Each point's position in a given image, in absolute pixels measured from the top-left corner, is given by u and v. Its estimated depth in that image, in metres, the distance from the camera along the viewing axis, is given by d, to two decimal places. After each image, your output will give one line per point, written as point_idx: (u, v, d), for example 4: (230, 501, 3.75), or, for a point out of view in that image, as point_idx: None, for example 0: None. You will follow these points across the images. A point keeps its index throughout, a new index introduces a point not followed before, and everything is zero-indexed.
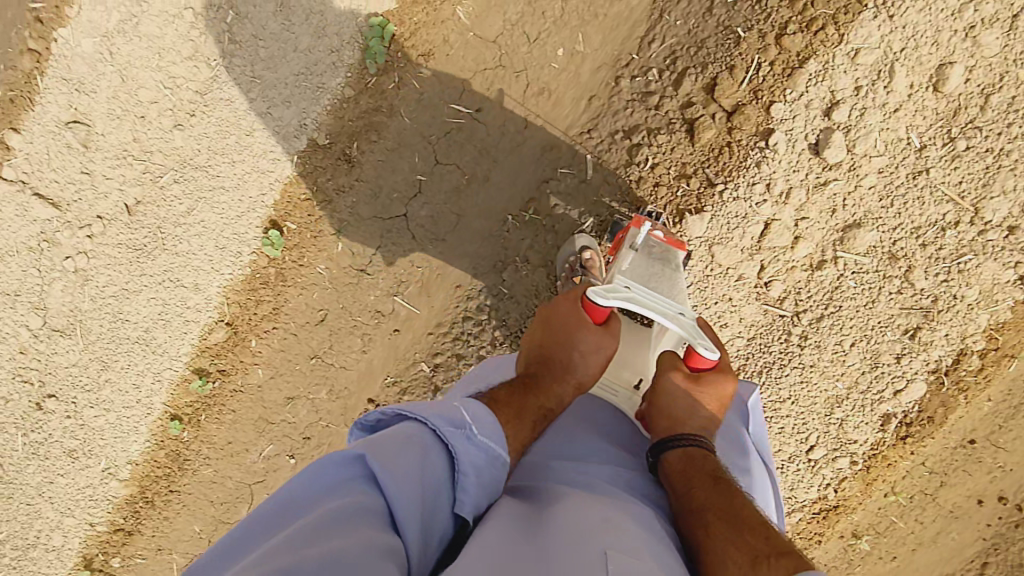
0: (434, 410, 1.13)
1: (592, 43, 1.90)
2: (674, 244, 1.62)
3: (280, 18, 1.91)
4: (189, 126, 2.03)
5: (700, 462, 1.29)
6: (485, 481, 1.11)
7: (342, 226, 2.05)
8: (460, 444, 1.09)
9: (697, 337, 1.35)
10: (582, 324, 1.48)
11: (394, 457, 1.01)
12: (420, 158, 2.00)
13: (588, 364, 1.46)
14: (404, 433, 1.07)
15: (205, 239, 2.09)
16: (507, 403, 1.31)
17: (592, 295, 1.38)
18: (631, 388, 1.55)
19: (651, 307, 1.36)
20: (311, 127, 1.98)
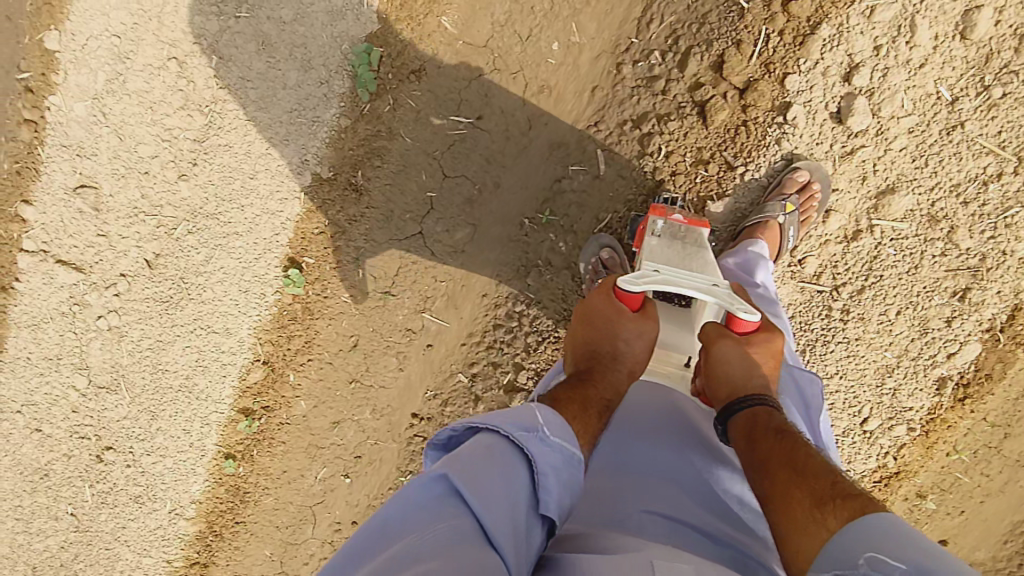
0: (509, 417, 1.05)
1: (587, 32, 1.81)
2: (697, 222, 1.49)
3: (264, 57, 1.88)
4: (193, 175, 2.01)
5: (765, 418, 1.18)
6: (567, 481, 1.03)
7: (360, 253, 2.03)
8: (535, 446, 1.02)
9: (737, 303, 1.23)
10: (619, 313, 1.33)
11: (475, 473, 0.96)
12: (427, 175, 1.95)
13: (636, 351, 1.33)
14: (480, 443, 1.01)
15: (228, 284, 2.09)
16: (571, 398, 1.21)
17: (623, 284, 1.28)
18: (682, 367, 1.43)
19: (685, 283, 1.25)
20: (312, 161, 1.95)
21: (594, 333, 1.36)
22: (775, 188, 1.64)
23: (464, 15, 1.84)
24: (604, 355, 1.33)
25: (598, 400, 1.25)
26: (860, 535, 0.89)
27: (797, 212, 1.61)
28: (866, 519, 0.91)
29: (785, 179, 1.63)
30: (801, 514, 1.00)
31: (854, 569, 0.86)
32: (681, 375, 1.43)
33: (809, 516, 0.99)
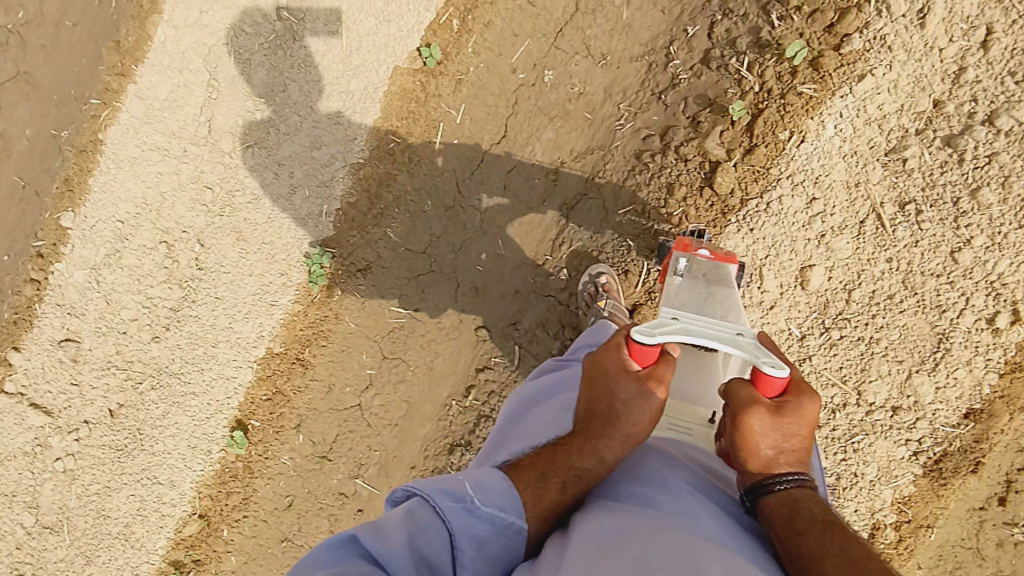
0: (440, 484, 1.15)
1: (511, 246, 2.15)
2: (723, 258, 1.57)
3: (238, 249, 2.18)
4: (164, 338, 2.29)
5: (805, 505, 1.10)
6: (491, 553, 1.12)
7: (301, 420, 2.26)
8: (459, 520, 1.10)
9: (762, 357, 1.13)
10: (619, 368, 1.23)
11: (391, 533, 1.07)
12: (367, 355, 2.22)
13: (633, 417, 1.22)
14: (406, 512, 1.13)
15: (179, 439, 2.28)
16: (531, 466, 1.22)
17: (637, 335, 1.19)
18: (706, 422, 1.33)
19: (705, 334, 1.17)
20: (267, 337, 2.20)
21: (593, 390, 1.28)
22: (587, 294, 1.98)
23: (406, 229, 2.15)
24: (599, 419, 1.24)
25: (566, 469, 1.20)
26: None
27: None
28: None
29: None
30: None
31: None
32: (704, 430, 1.32)
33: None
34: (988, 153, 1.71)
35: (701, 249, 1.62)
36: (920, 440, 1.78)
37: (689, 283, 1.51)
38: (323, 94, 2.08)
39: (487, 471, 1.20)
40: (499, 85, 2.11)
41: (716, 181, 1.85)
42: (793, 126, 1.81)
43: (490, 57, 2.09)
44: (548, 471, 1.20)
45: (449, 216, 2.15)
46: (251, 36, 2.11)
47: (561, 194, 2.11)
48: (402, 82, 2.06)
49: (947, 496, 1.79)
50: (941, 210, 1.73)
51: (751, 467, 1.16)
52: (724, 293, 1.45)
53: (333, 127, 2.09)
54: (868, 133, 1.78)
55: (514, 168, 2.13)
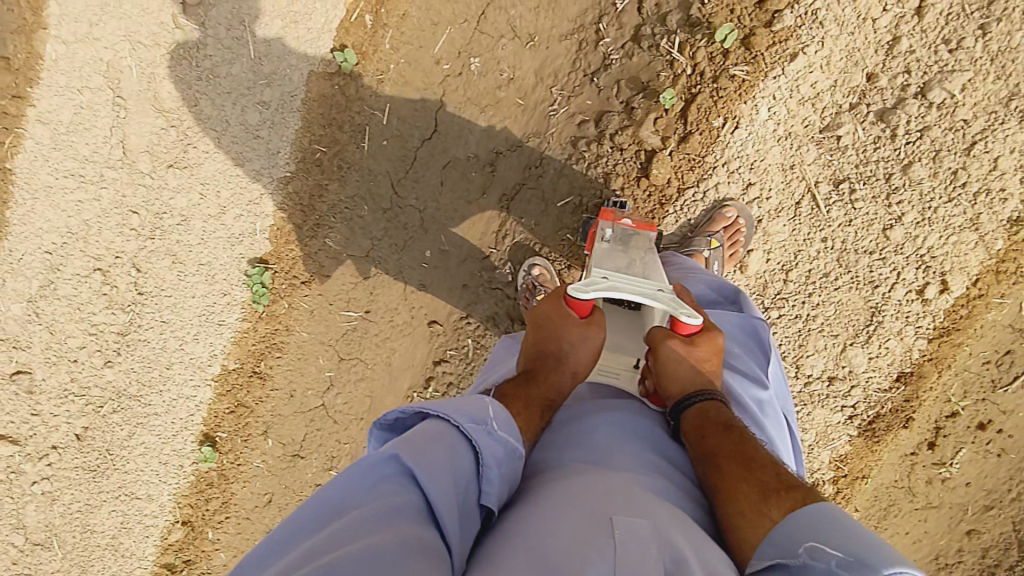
0: (458, 405, 1.03)
1: (455, 240, 2.11)
2: (645, 226, 1.46)
3: (176, 272, 2.13)
4: (117, 362, 2.25)
5: (714, 413, 1.18)
6: (509, 475, 1.02)
7: (267, 426, 2.27)
8: (483, 439, 0.99)
9: (680, 306, 1.20)
10: (562, 316, 1.28)
11: (427, 448, 0.93)
12: (325, 359, 2.22)
13: (580, 355, 1.27)
14: (433, 425, 0.98)
15: (150, 456, 2.32)
16: (516, 395, 1.18)
17: (573, 291, 1.25)
18: (630, 368, 1.36)
19: (630, 289, 1.23)
20: (220, 355, 2.20)
21: (537, 333, 1.31)
22: (526, 291, 1.95)
23: (345, 236, 2.09)
24: (549, 358, 1.26)
25: (541, 399, 1.20)
26: (808, 524, 0.89)
27: (721, 247, 1.77)
28: (806, 510, 0.92)
29: (714, 216, 1.80)
30: (745, 504, 0.99)
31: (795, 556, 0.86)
32: (630, 376, 1.36)
33: (755, 506, 0.98)
34: (920, 127, 1.71)
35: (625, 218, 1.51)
36: (855, 406, 1.89)
37: (613, 248, 1.39)
38: (237, 107, 1.99)
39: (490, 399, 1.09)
40: (424, 79, 2.00)
41: (652, 173, 1.84)
42: (726, 112, 1.78)
43: (410, 52, 1.98)
44: (530, 400, 1.18)
45: (388, 217, 2.09)
46: (151, 49, 1.97)
47: (500, 183, 2.05)
48: (319, 88, 1.97)
49: (881, 450, 1.91)
50: (874, 186, 1.76)
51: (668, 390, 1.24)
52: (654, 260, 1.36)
53: (255, 140, 2.01)
54: (803, 113, 1.77)
55: (449, 164, 2.05)
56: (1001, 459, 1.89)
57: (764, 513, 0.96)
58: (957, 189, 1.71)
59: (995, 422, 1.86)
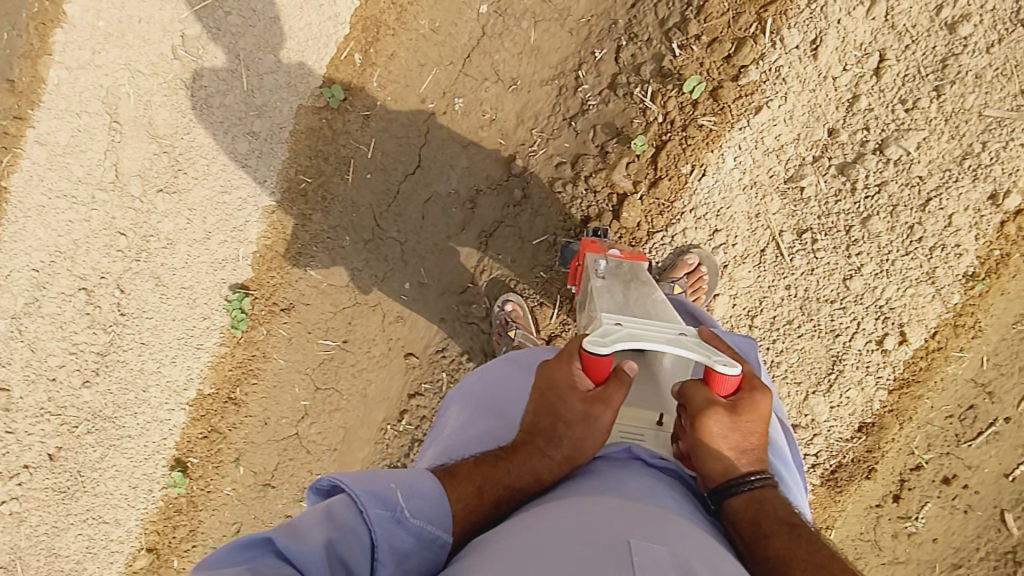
0: (368, 480, 1.00)
1: (433, 275, 2.15)
2: (635, 256, 1.58)
3: (158, 295, 2.16)
4: (95, 383, 2.25)
5: (774, 508, 1.03)
6: (413, 566, 0.98)
7: (239, 453, 2.26)
8: (391, 525, 0.96)
9: (715, 355, 1.06)
10: (570, 385, 1.07)
11: (308, 532, 0.92)
12: (300, 388, 2.23)
13: (580, 438, 1.08)
14: (324, 508, 0.97)
15: (120, 480, 2.28)
16: (469, 475, 1.09)
17: (589, 345, 1.07)
18: (655, 425, 1.18)
19: (655, 338, 1.09)
20: (195, 380, 2.21)
21: (540, 401, 1.10)
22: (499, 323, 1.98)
23: (326, 265, 2.14)
24: (541, 432, 1.09)
25: (501, 483, 1.08)
26: None
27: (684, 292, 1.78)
28: None
29: (678, 261, 1.82)
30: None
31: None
32: (662, 436, 1.17)
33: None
34: (878, 182, 1.75)
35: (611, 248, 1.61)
36: (817, 454, 1.89)
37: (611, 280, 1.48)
38: (228, 136, 2.06)
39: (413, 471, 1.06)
40: (409, 116, 2.07)
41: (623, 216, 1.89)
42: (694, 160, 1.83)
43: (398, 87, 2.05)
44: (485, 484, 1.07)
45: (370, 249, 2.14)
46: (150, 78, 2.05)
47: (478, 222, 2.10)
48: (308, 121, 2.04)
49: (844, 500, 1.90)
50: (835, 238, 1.79)
51: (714, 471, 1.06)
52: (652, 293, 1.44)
53: (242, 169, 2.07)
54: (767, 163, 1.81)
55: (431, 199, 2.11)
56: (968, 515, 1.89)
57: None
58: (914, 243, 1.75)
59: (960, 477, 1.86)
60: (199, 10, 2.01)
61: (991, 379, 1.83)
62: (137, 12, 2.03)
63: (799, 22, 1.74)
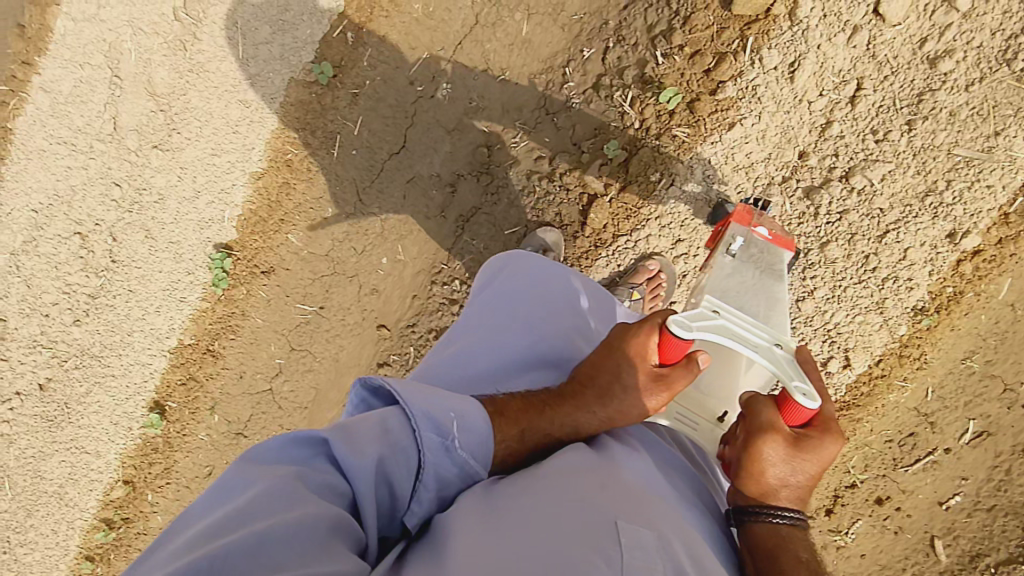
0: (425, 399, 1.03)
1: (410, 253, 2.22)
2: (781, 242, 1.53)
3: (147, 246, 2.27)
4: (86, 321, 2.36)
5: (795, 547, 1.04)
6: (446, 494, 1.06)
7: (215, 402, 2.36)
8: (437, 453, 1.02)
9: (794, 381, 1.09)
10: (640, 355, 1.18)
11: (362, 443, 0.97)
12: (276, 346, 2.32)
13: (628, 405, 1.18)
14: (379, 421, 1.01)
15: (103, 415, 2.41)
16: (515, 418, 1.13)
17: (673, 327, 1.13)
18: (714, 420, 1.30)
19: (741, 338, 1.15)
20: (178, 330, 2.32)
21: (606, 358, 1.22)
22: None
23: (308, 234, 2.22)
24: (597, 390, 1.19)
25: (542, 433, 1.15)
26: None
27: (642, 299, 1.85)
28: None
29: (639, 267, 1.90)
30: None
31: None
32: (710, 429, 1.29)
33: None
34: (840, 210, 1.78)
35: (761, 224, 1.57)
36: None
37: (740, 263, 1.50)
38: (222, 102, 2.13)
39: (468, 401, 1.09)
40: (397, 98, 2.12)
41: (590, 217, 1.95)
42: (663, 169, 1.88)
43: (386, 69, 2.11)
44: (528, 432, 1.13)
45: (352, 222, 2.21)
46: (151, 37, 2.12)
47: (457, 206, 2.15)
48: (298, 95, 2.11)
49: None
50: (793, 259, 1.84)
51: (749, 489, 1.11)
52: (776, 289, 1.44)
53: (232, 134, 2.15)
54: (736, 180, 1.84)
55: (412, 179, 2.16)
56: (898, 536, 1.92)
57: None
58: (867, 272, 1.78)
59: (893, 499, 1.91)
60: None
61: (935, 411, 1.85)
62: None
63: (779, 43, 1.77)
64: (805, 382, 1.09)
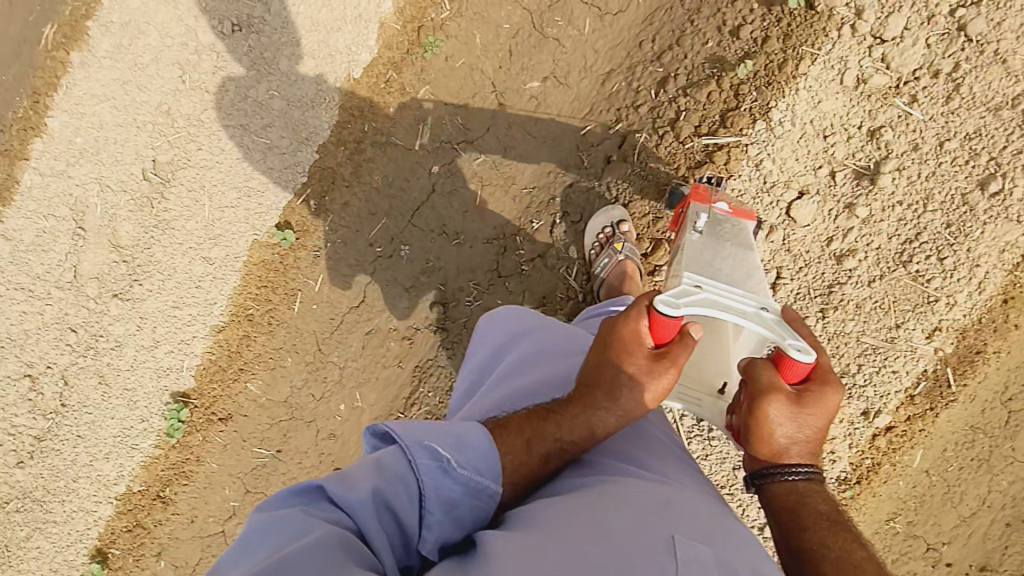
0: (413, 430, 1.03)
1: (368, 399, 2.27)
2: (742, 214, 1.65)
3: (100, 392, 2.24)
4: (28, 464, 2.31)
5: (812, 503, 1.09)
6: (464, 515, 1.02)
7: (163, 547, 2.30)
8: (435, 476, 1.00)
9: (788, 340, 1.12)
10: (631, 344, 1.16)
11: (356, 481, 0.97)
12: (230, 490, 2.30)
13: (633, 397, 1.16)
14: (374, 460, 1.01)
15: (41, 562, 2.32)
16: (518, 429, 1.12)
17: (658, 305, 1.13)
18: (716, 394, 1.33)
19: (726, 307, 1.18)
20: (127, 477, 2.27)
21: (601, 356, 1.20)
22: (603, 241, 1.96)
23: (267, 383, 2.26)
24: (596, 389, 1.18)
25: (551, 439, 1.14)
26: None
27: None
28: None
29: None
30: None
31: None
32: (713, 402, 1.32)
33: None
34: None
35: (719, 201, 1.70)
36: None
37: (706, 238, 1.59)
38: (185, 258, 2.17)
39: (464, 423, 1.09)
40: (357, 257, 2.20)
41: None
42: None
43: (346, 232, 2.18)
44: (534, 441, 1.12)
45: (310, 369, 2.27)
46: (118, 193, 2.18)
47: (415, 356, 2.24)
48: (260, 255, 2.15)
49: None
50: None
51: (760, 453, 1.12)
52: (745, 257, 1.55)
53: (195, 289, 2.17)
54: None
55: (371, 331, 2.25)
56: None
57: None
58: None
59: None
60: (173, 140, 2.13)
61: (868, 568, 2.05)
62: (112, 135, 2.15)
63: None
64: (797, 339, 1.12)
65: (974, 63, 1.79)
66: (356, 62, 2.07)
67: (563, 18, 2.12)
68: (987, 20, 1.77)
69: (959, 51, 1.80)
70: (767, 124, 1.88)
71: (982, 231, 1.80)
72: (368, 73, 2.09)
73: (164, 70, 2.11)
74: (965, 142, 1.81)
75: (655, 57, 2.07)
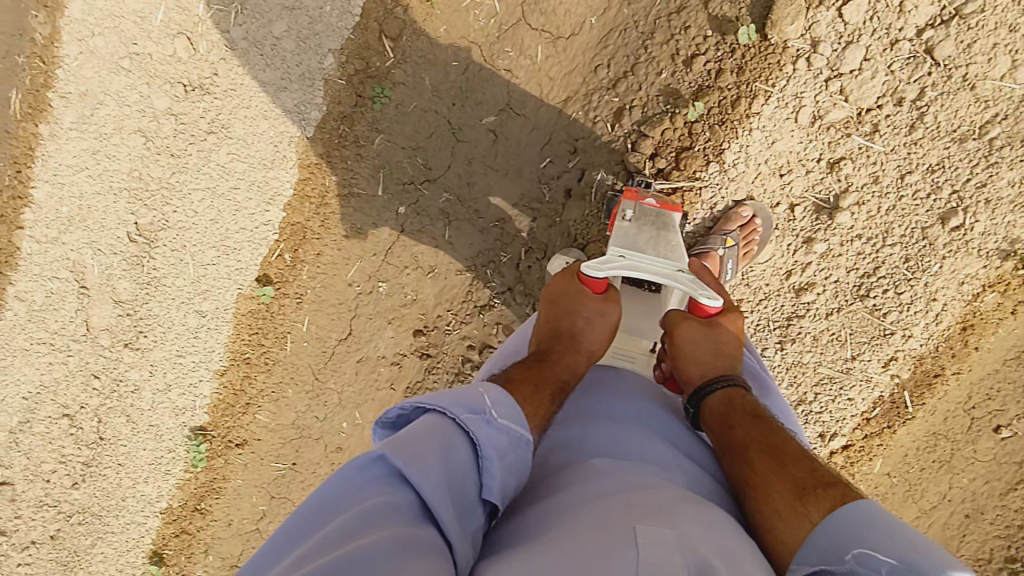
0: (453, 397, 1.07)
1: (367, 417, 2.35)
2: (669, 207, 1.60)
3: (130, 427, 2.44)
4: (83, 485, 2.48)
5: (738, 403, 1.31)
6: (513, 463, 1.05)
7: (208, 546, 2.50)
8: (482, 429, 1.03)
9: (698, 288, 1.42)
10: (579, 292, 1.50)
11: (414, 448, 0.96)
12: (258, 496, 2.46)
13: (594, 334, 1.46)
14: (426, 426, 1.01)
15: (109, 563, 2.52)
16: (525, 379, 1.28)
17: (591, 269, 1.46)
18: (646, 352, 1.57)
19: (647, 269, 1.45)
20: (166, 494, 2.48)
21: (554, 309, 1.51)
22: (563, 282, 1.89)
23: (273, 411, 2.40)
24: (565, 335, 1.45)
25: (554, 379, 1.32)
26: (846, 528, 0.97)
27: None
28: (846, 508, 1.01)
29: None
30: (782, 503, 1.08)
31: (842, 562, 0.94)
32: (645, 358, 1.56)
33: (791, 506, 1.07)
34: None
35: (649, 198, 1.62)
36: None
37: (634, 227, 1.53)
38: (181, 311, 2.33)
39: (490, 387, 1.14)
40: (338, 296, 2.30)
41: None
42: None
43: (325, 278, 2.28)
44: (542, 382, 1.29)
45: (312, 395, 2.37)
46: (109, 255, 2.30)
47: (405, 379, 2.29)
48: (247, 306, 2.31)
49: None
50: None
51: (692, 373, 1.41)
52: (673, 240, 1.49)
53: (194, 339, 2.35)
54: None
55: (362, 359, 2.32)
56: None
57: (800, 512, 1.05)
58: None
59: None
60: (149, 202, 2.25)
61: None
62: (95, 202, 2.25)
63: None
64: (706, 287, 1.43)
65: (940, 89, 1.75)
66: (308, 121, 2.19)
67: (513, 48, 2.09)
68: (956, 42, 1.72)
69: (924, 76, 1.75)
70: (720, 166, 1.88)
71: (940, 265, 1.83)
72: (320, 130, 2.20)
73: (128, 139, 2.21)
74: (927, 175, 1.80)
75: (610, 85, 2.00)
